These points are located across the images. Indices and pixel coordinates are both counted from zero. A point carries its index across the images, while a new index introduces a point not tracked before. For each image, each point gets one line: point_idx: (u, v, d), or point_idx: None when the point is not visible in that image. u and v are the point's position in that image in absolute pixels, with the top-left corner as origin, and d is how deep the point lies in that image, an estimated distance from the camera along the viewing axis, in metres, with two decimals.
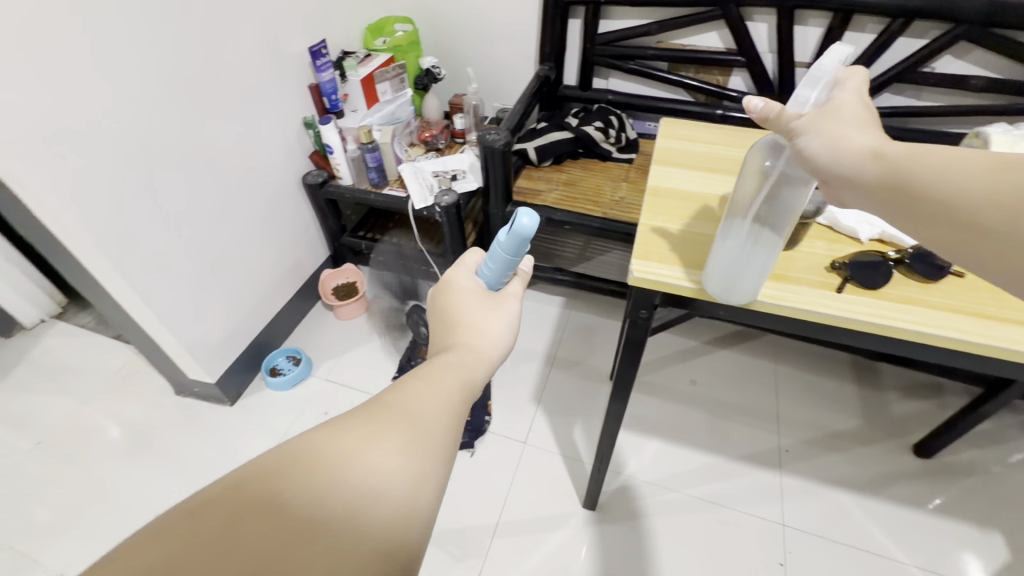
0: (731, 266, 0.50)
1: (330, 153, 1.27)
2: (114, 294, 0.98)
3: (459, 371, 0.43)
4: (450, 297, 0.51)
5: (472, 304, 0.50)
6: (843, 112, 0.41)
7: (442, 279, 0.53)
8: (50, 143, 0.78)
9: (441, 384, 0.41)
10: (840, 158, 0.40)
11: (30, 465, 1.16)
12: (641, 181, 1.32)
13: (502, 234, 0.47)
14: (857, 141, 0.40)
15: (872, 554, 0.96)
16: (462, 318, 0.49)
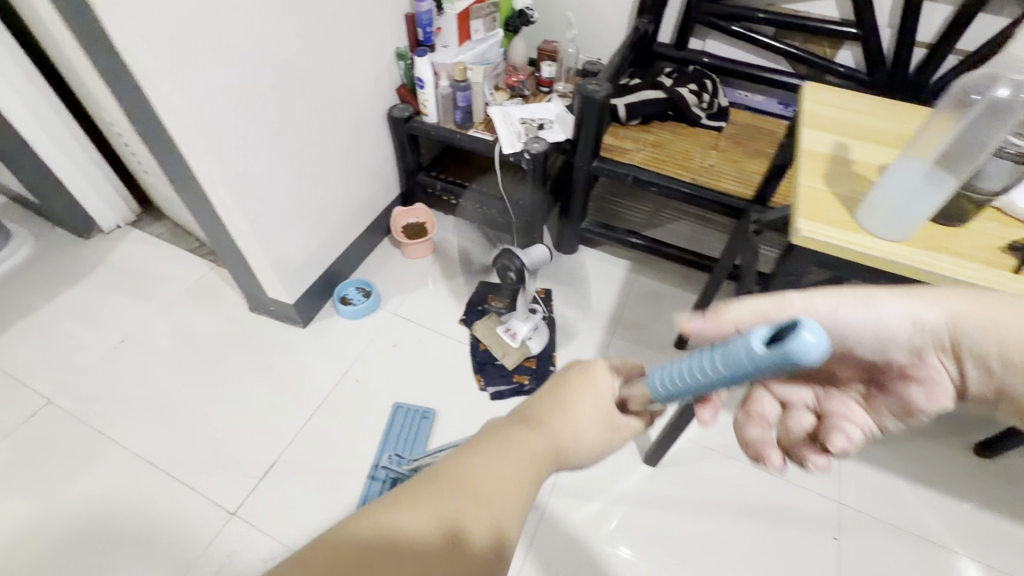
0: (896, 206, 0.51)
1: (420, 87, 1.24)
2: (217, 208, 1.00)
3: (540, 460, 0.42)
4: (574, 371, 0.49)
5: (586, 387, 0.48)
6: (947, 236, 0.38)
7: (576, 363, 0.51)
8: (184, 47, 0.78)
9: (525, 465, 0.40)
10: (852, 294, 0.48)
11: (116, 362, 1.23)
12: (732, 150, 1.29)
13: (755, 339, 0.35)
14: None
15: (925, 540, 1.00)
16: (571, 402, 0.47)
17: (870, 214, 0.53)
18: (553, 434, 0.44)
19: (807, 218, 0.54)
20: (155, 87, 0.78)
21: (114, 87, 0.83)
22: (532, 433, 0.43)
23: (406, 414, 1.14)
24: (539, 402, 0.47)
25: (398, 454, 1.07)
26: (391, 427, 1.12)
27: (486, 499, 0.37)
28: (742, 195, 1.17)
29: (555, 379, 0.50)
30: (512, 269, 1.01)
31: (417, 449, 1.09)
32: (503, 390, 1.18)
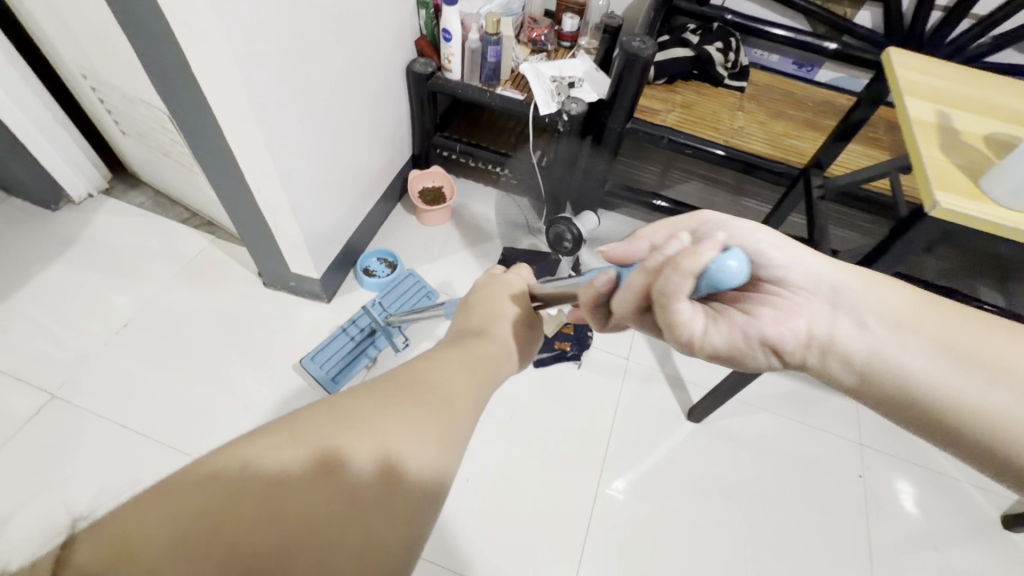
0: None
1: (445, 40, 1.16)
2: (248, 175, 0.91)
3: (493, 359, 0.52)
4: (502, 294, 0.63)
5: (515, 308, 0.61)
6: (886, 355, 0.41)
7: (497, 282, 0.65)
8: None
9: (479, 363, 0.49)
10: (856, 286, 0.44)
11: (122, 348, 1.12)
12: (758, 112, 1.30)
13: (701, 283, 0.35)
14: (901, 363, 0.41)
15: (933, 471, 1.12)
16: (505, 317, 0.60)
17: (1002, 187, 0.55)
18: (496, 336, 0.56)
19: (943, 190, 0.55)
20: (200, 36, 0.68)
21: (139, 36, 0.71)
22: (480, 338, 0.54)
23: (412, 281, 1.25)
24: (479, 317, 0.59)
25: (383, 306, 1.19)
26: (390, 287, 1.23)
27: (451, 389, 0.42)
28: (772, 157, 1.20)
29: (481, 299, 0.63)
30: (569, 235, 0.99)
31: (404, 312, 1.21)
32: (546, 358, 1.18)
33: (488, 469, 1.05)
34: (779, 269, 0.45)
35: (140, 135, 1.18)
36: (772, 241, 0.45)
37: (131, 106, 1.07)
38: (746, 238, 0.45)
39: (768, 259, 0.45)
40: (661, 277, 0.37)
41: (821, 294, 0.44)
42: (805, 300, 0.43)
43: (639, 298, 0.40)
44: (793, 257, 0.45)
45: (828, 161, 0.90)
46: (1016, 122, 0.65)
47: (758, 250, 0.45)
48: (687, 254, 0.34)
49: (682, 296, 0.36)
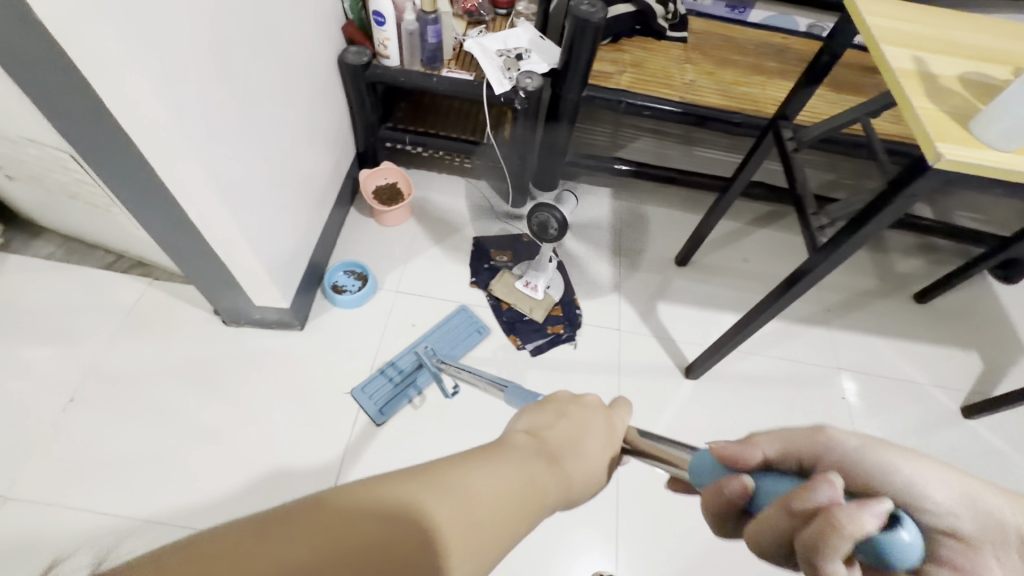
0: (1020, 121, 0.55)
1: (378, 24, 1.06)
2: (191, 212, 0.80)
3: (548, 496, 0.36)
4: (571, 409, 0.44)
5: (587, 420, 0.44)
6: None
7: (598, 403, 0.46)
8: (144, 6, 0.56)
9: (525, 489, 0.34)
10: (1021, 518, 0.35)
11: (76, 425, 0.99)
12: (704, 62, 1.29)
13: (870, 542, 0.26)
14: None
15: (899, 379, 1.24)
16: (569, 428, 0.43)
17: (990, 130, 0.57)
18: (566, 478, 0.38)
19: (941, 140, 0.57)
20: (110, 63, 0.57)
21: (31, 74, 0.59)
22: (548, 469, 0.37)
23: (468, 318, 1.19)
24: (544, 426, 0.42)
25: (435, 347, 1.13)
26: (442, 327, 1.17)
27: (485, 513, 0.31)
28: (728, 108, 1.20)
29: (570, 408, 0.45)
30: (553, 223, 0.96)
31: (455, 355, 1.14)
32: (541, 344, 1.17)
33: None
34: (942, 512, 0.34)
35: (35, 179, 1.00)
36: (907, 467, 0.35)
37: (20, 148, 0.91)
38: (881, 480, 0.35)
39: (930, 505, 0.34)
40: (809, 527, 0.28)
41: (996, 539, 0.34)
42: (986, 556, 0.33)
43: (777, 542, 0.30)
44: (954, 496, 0.35)
45: (796, 112, 0.91)
46: (980, 58, 0.67)
47: (910, 487, 0.35)
48: (847, 515, 0.26)
49: (837, 562, 0.27)
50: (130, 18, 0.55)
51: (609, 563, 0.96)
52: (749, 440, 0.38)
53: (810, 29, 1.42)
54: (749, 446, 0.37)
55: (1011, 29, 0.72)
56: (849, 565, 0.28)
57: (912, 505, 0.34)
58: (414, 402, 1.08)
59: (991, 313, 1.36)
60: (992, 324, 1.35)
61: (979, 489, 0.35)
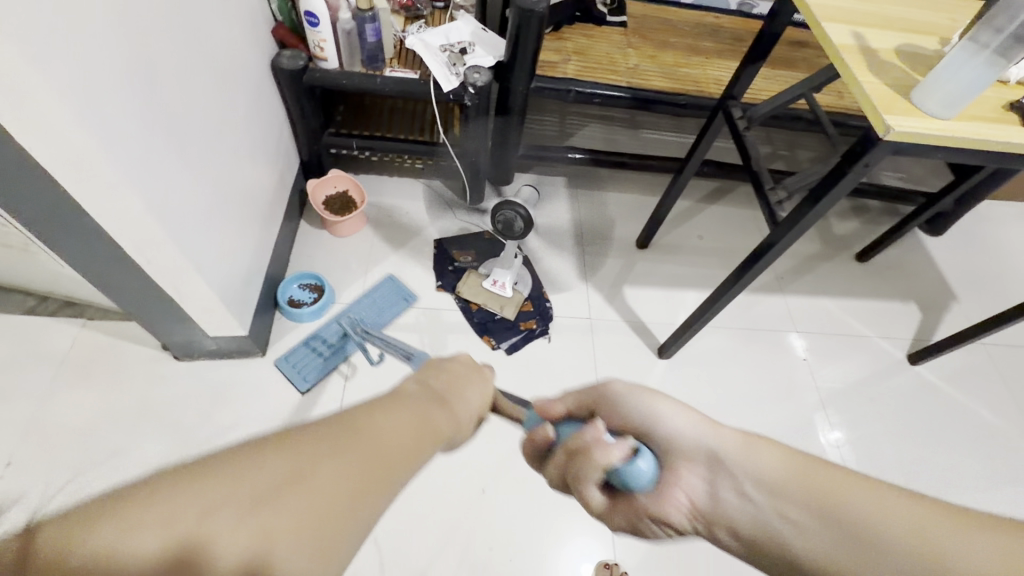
0: (955, 91, 0.59)
1: (312, 25, 1.00)
2: (129, 244, 0.74)
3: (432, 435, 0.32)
4: (466, 381, 0.40)
5: (468, 379, 0.41)
6: (734, 466, 0.38)
7: (471, 360, 0.43)
8: (54, 26, 0.50)
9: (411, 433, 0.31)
10: (735, 447, 0.39)
11: (15, 491, 0.89)
12: (645, 46, 1.30)
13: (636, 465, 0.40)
14: (760, 468, 0.37)
15: (850, 334, 1.32)
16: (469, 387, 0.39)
17: (930, 100, 0.60)
18: (458, 415, 0.36)
19: (889, 112, 0.60)
20: (20, 88, 0.50)
21: None
22: (443, 413, 0.35)
23: (391, 287, 1.19)
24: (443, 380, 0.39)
25: (360, 317, 1.13)
26: (367, 298, 1.17)
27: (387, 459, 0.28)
28: (673, 91, 1.22)
29: (448, 364, 0.41)
30: (519, 219, 0.95)
31: (381, 322, 1.14)
32: (516, 342, 1.16)
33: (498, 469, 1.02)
34: (669, 440, 0.43)
35: None
36: (651, 403, 0.45)
37: None
38: (633, 414, 0.45)
39: (666, 431, 0.43)
40: (576, 462, 0.42)
41: (697, 457, 0.41)
42: (686, 474, 0.40)
43: (559, 479, 0.44)
44: (688, 423, 0.43)
45: (741, 91, 0.94)
46: (911, 30, 0.71)
47: (647, 417, 0.44)
48: (601, 450, 0.41)
49: (592, 482, 0.41)
50: (39, 41, 0.49)
51: (609, 548, 0.96)
52: (558, 398, 0.49)
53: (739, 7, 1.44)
54: (557, 402, 0.48)
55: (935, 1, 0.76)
56: (602, 485, 0.42)
57: (642, 431, 0.44)
58: (346, 373, 1.08)
59: (923, 264, 1.48)
60: (925, 274, 1.46)
61: (701, 424, 0.42)
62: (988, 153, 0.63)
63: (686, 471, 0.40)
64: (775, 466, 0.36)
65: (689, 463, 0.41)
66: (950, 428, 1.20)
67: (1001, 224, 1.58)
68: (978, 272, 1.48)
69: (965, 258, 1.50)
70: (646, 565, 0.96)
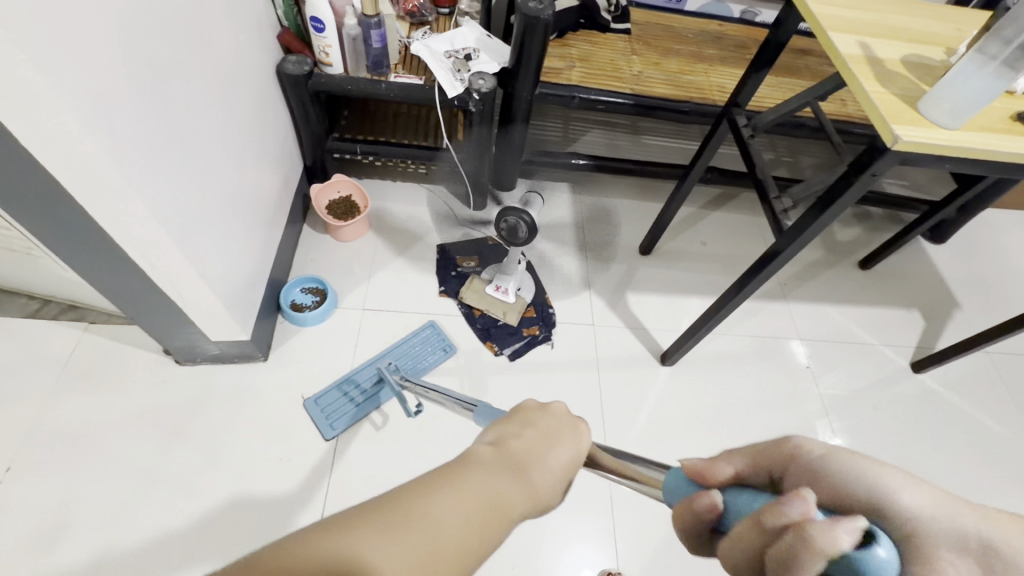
0: (963, 102, 0.59)
1: (317, 31, 1.00)
2: (132, 250, 0.73)
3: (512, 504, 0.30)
4: (542, 440, 0.35)
5: (540, 431, 0.36)
6: (1010, 561, 0.23)
7: (568, 412, 0.39)
8: (63, 34, 0.51)
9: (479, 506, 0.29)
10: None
11: (16, 495, 0.89)
12: (649, 52, 1.31)
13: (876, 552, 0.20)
14: (984, 553, 0.23)
15: (853, 342, 1.32)
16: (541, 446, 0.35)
17: (938, 111, 0.60)
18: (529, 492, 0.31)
19: (896, 122, 0.60)
20: (27, 95, 0.50)
21: None
22: (510, 484, 0.31)
23: (434, 334, 1.15)
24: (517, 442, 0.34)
25: (398, 364, 1.08)
26: (407, 342, 1.13)
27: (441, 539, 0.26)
28: (677, 98, 1.22)
29: (538, 415, 0.37)
30: (523, 226, 0.95)
31: (419, 371, 1.09)
32: (519, 348, 1.16)
33: None
34: (911, 512, 0.24)
35: None
36: (876, 473, 0.26)
37: None
38: (845, 484, 0.26)
39: (903, 505, 0.24)
40: (773, 548, 0.22)
41: (969, 550, 0.23)
42: (947, 564, 0.23)
43: (752, 567, 0.24)
44: (932, 505, 0.24)
45: (746, 99, 0.94)
46: (917, 41, 0.71)
47: (879, 495, 0.25)
48: (804, 535, 0.21)
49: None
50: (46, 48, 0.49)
51: (611, 556, 0.96)
52: (719, 458, 0.32)
53: (743, 15, 1.47)
54: (720, 461, 0.31)
55: (940, 11, 0.77)
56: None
57: (870, 509, 0.24)
58: (376, 421, 1.03)
59: (925, 271, 1.48)
60: (928, 281, 1.46)
61: (963, 507, 0.24)
62: (994, 164, 0.63)
63: (954, 570, 0.23)
64: None
65: (979, 571, 0.23)
66: (954, 437, 1.20)
67: (1003, 231, 1.59)
68: (980, 280, 1.48)
69: (967, 265, 1.50)
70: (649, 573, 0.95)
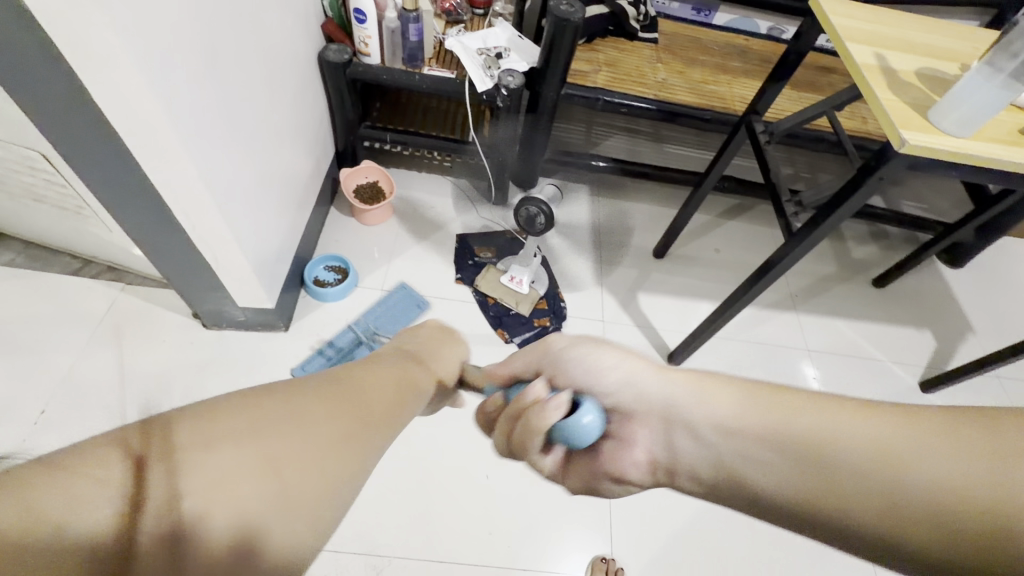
0: (971, 110, 0.61)
1: (359, 22, 1.06)
2: (176, 210, 0.79)
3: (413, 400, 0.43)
4: (427, 348, 0.54)
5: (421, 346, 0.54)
6: (689, 417, 0.37)
7: (445, 330, 0.61)
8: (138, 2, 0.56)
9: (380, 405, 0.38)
10: (691, 398, 0.37)
11: (47, 437, 0.94)
12: (674, 61, 1.35)
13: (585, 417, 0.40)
14: (659, 390, 0.39)
15: (863, 357, 1.33)
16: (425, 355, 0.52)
17: (947, 119, 0.62)
18: (432, 374, 0.50)
19: (906, 128, 0.62)
20: (104, 57, 0.56)
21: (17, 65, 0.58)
22: (416, 366, 0.48)
23: (407, 295, 1.20)
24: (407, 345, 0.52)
25: (373, 325, 1.15)
26: (384, 302, 1.19)
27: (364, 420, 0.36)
28: (698, 105, 1.26)
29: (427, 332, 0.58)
30: (541, 216, 0.98)
31: (394, 329, 1.15)
32: (529, 337, 1.19)
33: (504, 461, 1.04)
34: (609, 393, 0.42)
35: None
36: (595, 357, 0.44)
37: None
38: (573, 367, 0.45)
39: (605, 388, 0.42)
40: (520, 425, 0.43)
41: (656, 412, 0.39)
42: (635, 428, 0.40)
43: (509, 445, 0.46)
44: (627, 377, 0.42)
45: (765, 107, 0.97)
46: (935, 55, 0.73)
47: (587, 371, 0.44)
48: (539, 410, 0.41)
49: (537, 444, 0.43)
50: (125, 15, 0.54)
51: (607, 544, 0.97)
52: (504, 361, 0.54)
53: (770, 32, 1.49)
54: (505, 364, 0.54)
55: (958, 30, 0.79)
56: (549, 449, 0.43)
57: (584, 391, 0.43)
58: None
59: (941, 293, 1.47)
60: (943, 303, 1.46)
61: (652, 372, 0.41)
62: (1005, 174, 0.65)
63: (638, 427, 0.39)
64: (747, 407, 0.35)
65: (653, 423, 0.39)
66: None
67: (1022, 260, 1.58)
68: (997, 307, 1.47)
69: (984, 291, 1.49)
70: (644, 566, 0.97)
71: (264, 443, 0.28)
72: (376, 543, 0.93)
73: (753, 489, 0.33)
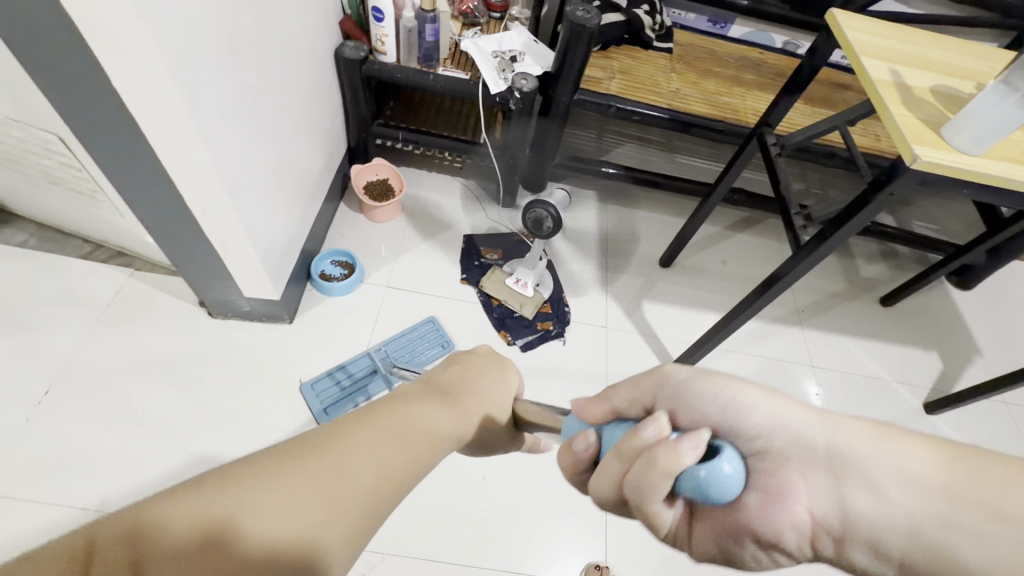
0: (985, 129, 0.61)
1: (377, 20, 1.07)
2: (188, 198, 0.80)
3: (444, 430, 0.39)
4: (478, 379, 0.47)
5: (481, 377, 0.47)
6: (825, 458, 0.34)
7: (496, 355, 0.52)
8: None
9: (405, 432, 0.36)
10: (847, 442, 0.34)
11: (50, 417, 0.95)
12: (688, 71, 1.35)
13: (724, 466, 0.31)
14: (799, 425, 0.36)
15: (868, 376, 1.31)
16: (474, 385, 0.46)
17: (960, 137, 0.62)
18: (466, 416, 0.42)
19: (918, 144, 0.62)
20: (125, 42, 0.57)
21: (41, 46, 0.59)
22: (445, 409, 0.40)
23: (434, 330, 1.16)
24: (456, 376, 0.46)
25: (394, 355, 1.11)
26: (407, 336, 1.14)
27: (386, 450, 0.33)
28: (711, 116, 1.25)
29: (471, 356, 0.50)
30: (549, 219, 0.99)
31: (416, 363, 1.10)
32: (531, 340, 1.19)
33: (502, 462, 1.04)
34: (753, 436, 0.37)
35: (10, 162, 0.96)
36: (732, 394, 0.38)
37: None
38: (704, 405, 0.39)
39: (751, 431, 0.36)
40: (635, 469, 0.33)
41: (814, 459, 0.35)
42: (795, 475, 0.34)
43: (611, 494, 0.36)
44: (782, 421, 0.36)
45: (778, 119, 0.97)
46: (950, 74, 0.73)
47: (726, 409, 0.37)
48: (665, 451, 0.31)
49: (660, 496, 0.33)
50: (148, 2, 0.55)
51: (601, 552, 0.97)
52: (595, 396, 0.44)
53: (785, 46, 1.49)
54: (600, 401, 0.43)
55: (974, 49, 0.79)
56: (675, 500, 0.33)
57: (726, 432, 0.37)
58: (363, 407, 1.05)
59: (949, 315, 1.46)
60: (951, 325, 1.44)
61: (814, 417, 0.36)
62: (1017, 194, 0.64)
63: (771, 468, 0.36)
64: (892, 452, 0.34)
65: (820, 476, 0.34)
66: None
67: None
68: (1006, 331, 1.45)
69: (993, 314, 1.48)
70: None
71: (292, 463, 0.29)
72: (370, 538, 0.92)
73: (907, 539, 0.32)
